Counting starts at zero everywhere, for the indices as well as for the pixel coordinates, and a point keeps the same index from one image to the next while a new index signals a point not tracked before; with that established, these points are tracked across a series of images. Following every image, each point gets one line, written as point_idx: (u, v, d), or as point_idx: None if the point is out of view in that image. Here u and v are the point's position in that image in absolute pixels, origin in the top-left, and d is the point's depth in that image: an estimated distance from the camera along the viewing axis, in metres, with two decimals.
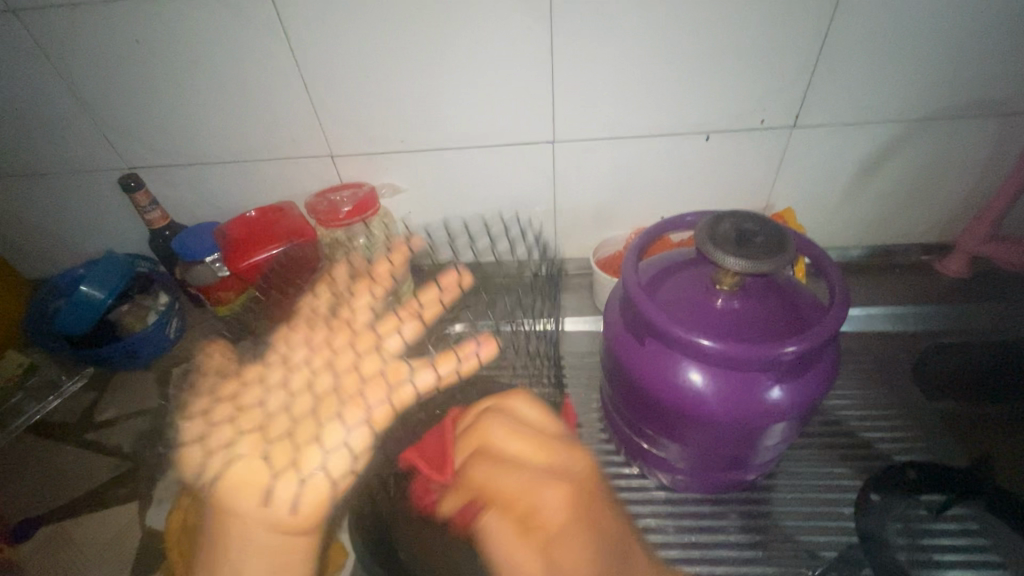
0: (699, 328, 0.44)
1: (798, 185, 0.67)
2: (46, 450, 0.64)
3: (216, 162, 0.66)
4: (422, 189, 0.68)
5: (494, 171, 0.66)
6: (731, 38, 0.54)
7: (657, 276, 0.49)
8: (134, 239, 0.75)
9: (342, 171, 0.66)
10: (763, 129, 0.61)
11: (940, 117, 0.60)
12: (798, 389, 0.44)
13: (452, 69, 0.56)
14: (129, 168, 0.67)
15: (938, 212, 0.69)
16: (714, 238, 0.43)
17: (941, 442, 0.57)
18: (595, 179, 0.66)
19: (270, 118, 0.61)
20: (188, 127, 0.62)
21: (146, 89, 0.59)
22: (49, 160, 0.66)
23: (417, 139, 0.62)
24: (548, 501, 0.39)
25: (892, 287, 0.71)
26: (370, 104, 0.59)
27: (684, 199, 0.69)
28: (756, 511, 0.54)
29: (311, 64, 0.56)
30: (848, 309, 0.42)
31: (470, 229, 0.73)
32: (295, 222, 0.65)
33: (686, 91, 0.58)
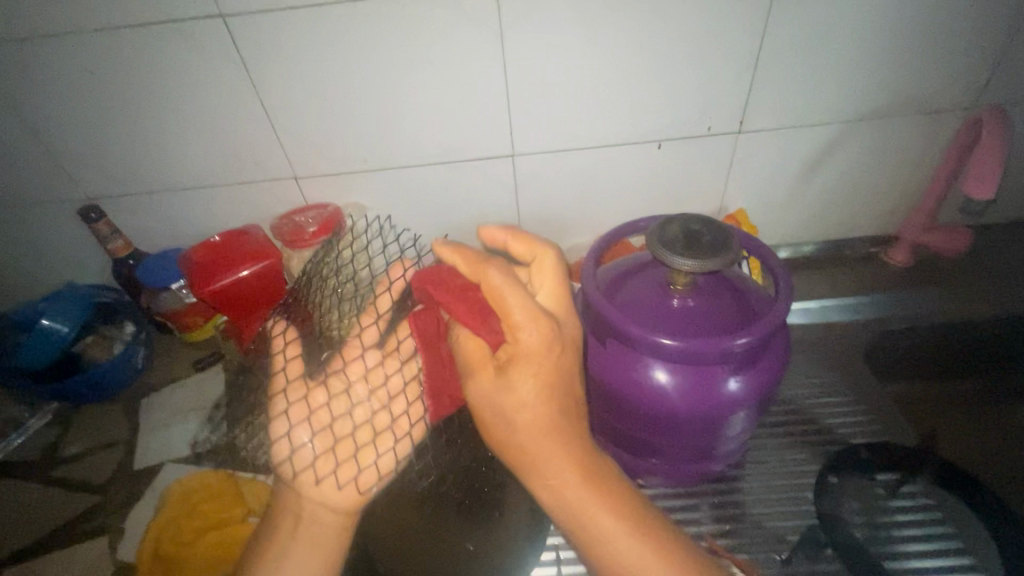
0: (656, 328, 0.46)
1: (749, 188, 0.71)
2: (11, 490, 0.62)
3: (178, 189, 0.66)
4: (388, 207, 0.69)
5: (457, 187, 0.67)
6: (674, 50, 0.57)
7: (615, 279, 0.51)
8: (98, 271, 0.75)
9: (307, 193, 0.67)
10: (711, 135, 0.64)
11: (872, 117, 0.64)
12: (754, 379, 0.46)
13: (407, 90, 0.58)
14: (89, 199, 0.66)
15: (880, 206, 0.74)
16: (664, 242, 0.45)
17: (895, 424, 0.60)
18: (556, 190, 0.69)
19: (233, 143, 0.62)
20: (147, 156, 0.62)
21: (102, 120, 0.59)
22: (3, 194, 0.65)
23: (379, 158, 0.64)
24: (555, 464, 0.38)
25: (843, 279, 0.75)
26: (332, 125, 0.61)
27: (644, 205, 0.71)
28: (726, 502, 0.55)
29: (269, 89, 0.57)
30: (792, 300, 0.45)
31: (438, 243, 0.74)
32: (261, 244, 0.65)
33: (635, 102, 0.61)
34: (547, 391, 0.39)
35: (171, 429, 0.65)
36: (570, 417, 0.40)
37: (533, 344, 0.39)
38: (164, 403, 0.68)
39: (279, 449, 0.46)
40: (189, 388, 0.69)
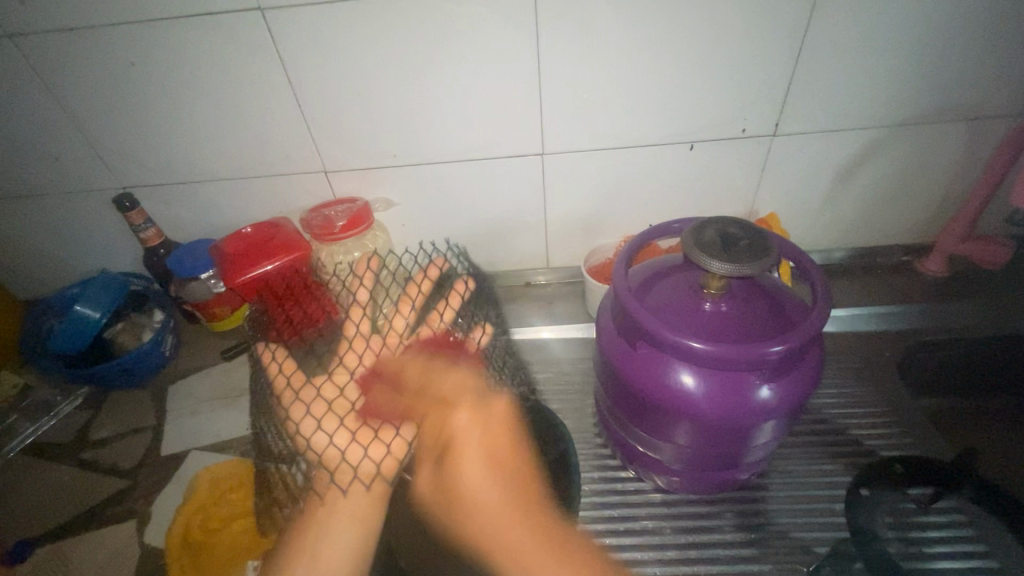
0: (687, 331, 0.45)
1: (781, 192, 0.69)
2: (42, 471, 0.63)
3: (210, 180, 0.67)
4: (416, 203, 0.69)
5: (484, 185, 0.67)
6: (711, 51, 0.56)
7: (647, 281, 0.51)
8: (129, 258, 0.76)
9: (336, 187, 0.67)
10: (744, 137, 0.63)
11: (912, 123, 0.63)
12: (786, 387, 0.45)
13: (439, 86, 0.58)
14: (124, 188, 0.67)
15: (916, 214, 0.72)
16: (699, 244, 0.45)
17: (927, 438, 0.59)
18: (584, 191, 0.68)
19: (265, 136, 0.62)
20: (182, 146, 0.63)
21: (138, 109, 0.60)
22: (43, 181, 0.66)
23: (408, 154, 0.64)
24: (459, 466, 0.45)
25: (873, 288, 0.74)
26: (365, 119, 0.61)
27: (671, 207, 0.71)
28: (751, 510, 0.55)
29: (304, 84, 0.58)
30: (830, 308, 0.44)
31: (463, 241, 0.74)
32: (292, 237, 0.65)
33: (669, 104, 0.60)
34: (500, 480, 0.45)
35: (198, 417, 0.66)
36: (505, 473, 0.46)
37: (468, 487, 0.44)
38: (191, 390, 0.69)
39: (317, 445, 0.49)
40: (215, 377, 0.70)
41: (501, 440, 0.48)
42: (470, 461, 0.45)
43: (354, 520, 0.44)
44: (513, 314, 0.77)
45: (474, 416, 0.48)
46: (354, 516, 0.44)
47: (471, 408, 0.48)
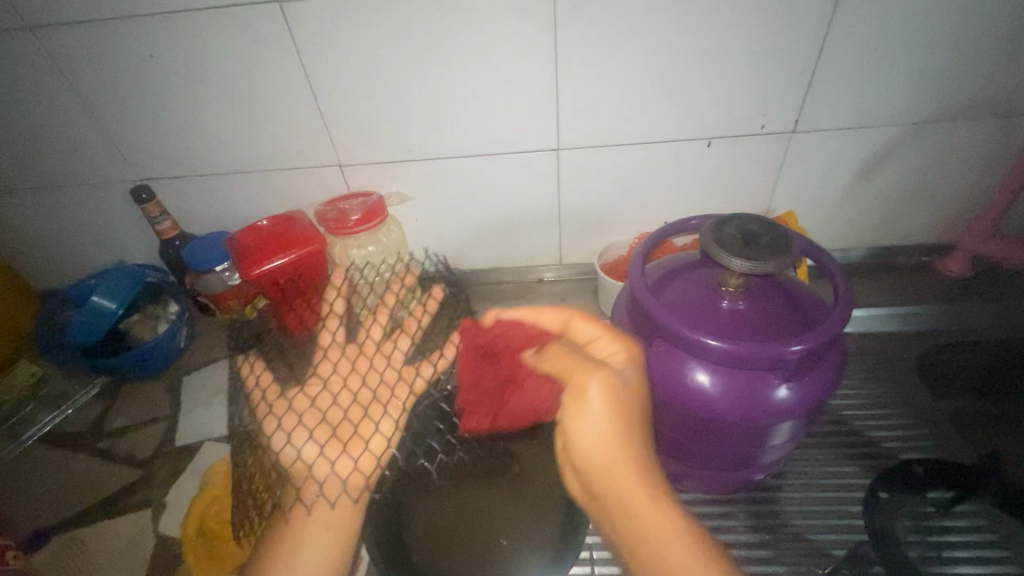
0: (705, 329, 0.44)
1: (799, 190, 0.68)
2: (59, 459, 0.64)
3: (226, 173, 0.67)
4: (429, 198, 0.69)
5: (498, 180, 0.67)
6: (732, 46, 0.55)
7: (663, 278, 0.50)
8: (146, 250, 0.76)
9: (350, 181, 0.67)
10: (763, 134, 0.62)
11: (937, 120, 0.61)
12: (805, 388, 0.44)
13: (455, 80, 0.57)
14: (141, 180, 0.68)
15: (938, 213, 0.70)
16: (719, 241, 0.44)
17: (948, 440, 0.58)
18: (599, 187, 0.68)
19: (281, 129, 0.62)
20: (198, 139, 0.63)
21: (156, 101, 0.60)
22: (61, 173, 0.67)
23: (423, 149, 0.64)
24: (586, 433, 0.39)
25: (892, 288, 0.73)
26: (380, 113, 0.60)
27: (687, 205, 0.70)
28: (766, 511, 0.54)
29: (320, 77, 0.58)
30: (852, 308, 0.43)
31: (476, 236, 0.74)
32: (306, 231, 0.65)
33: (687, 99, 0.59)
34: (621, 438, 0.39)
35: (211, 409, 0.66)
36: (650, 474, 0.39)
37: (592, 437, 0.39)
38: (206, 382, 0.70)
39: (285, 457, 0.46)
40: (229, 369, 0.71)
41: (624, 398, 0.40)
42: (589, 419, 0.39)
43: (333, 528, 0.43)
44: None
45: (575, 396, 0.40)
46: (330, 525, 0.43)
47: (605, 372, 0.40)
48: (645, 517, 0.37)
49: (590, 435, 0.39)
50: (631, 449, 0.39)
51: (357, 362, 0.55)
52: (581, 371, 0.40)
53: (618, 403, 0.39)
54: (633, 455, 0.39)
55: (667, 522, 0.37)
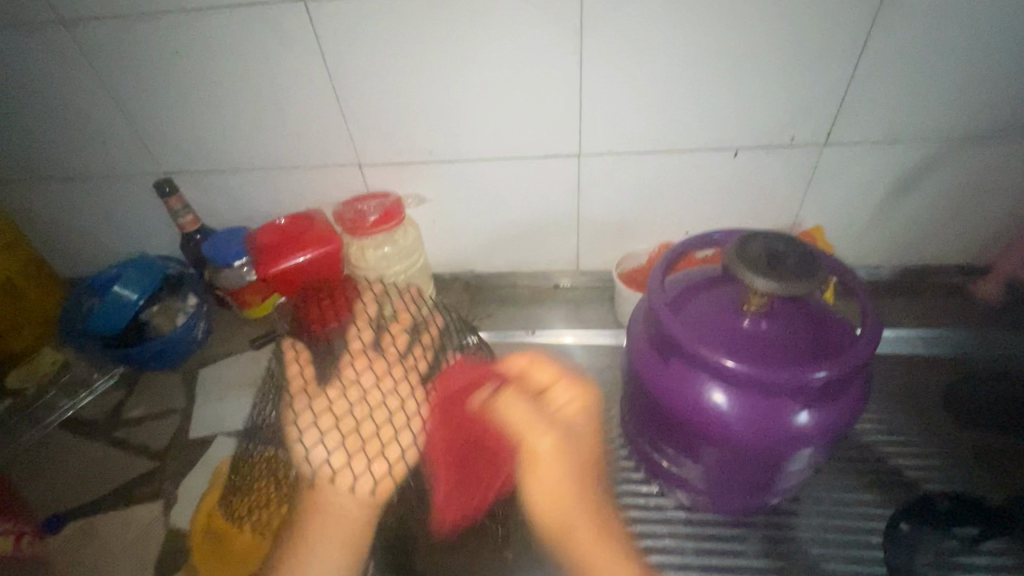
0: (723, 348, 0.43)
1: (827, 206, 0.66)
2: (76, 446, 0.65)
3: (247, 169, 0.67)
4: (447, 200, 0.68)
5: (517, 185, 0.66)
6: (764, 56, 0.53)
7: (683, 292, 0.49)
8: (167, 242, 0.77)
9: (369, 181, 0.67)
10: (793, 146, 0.60)
11: (978, 138, 0.59)
12: (826, 415, 0.43)
13: (478, 84, 0.57)
14: (164, 174, 0.69)
15: (974, 235, 0.68)
16: (743, 258, 0.42)
17: (975, 473, 0.55)
18: (620, 195, 0.66)
19: (303, 128, 0.62)
20: (221, 135, 0.64)
21: (181, 97, 0.61)
22: (88, 164, 0.68)
23: (443, 152, 0.63)
24: (558, 490, 0.44)
25: (920, 310, 0.70)
26: (401, 114, 0.60)
27: (709, 217, 0.68)
28: (780, 537, 0.52)
29: (343, 77, 0.57)
30: (882, 334, 0.41)
31: (493, 240, 0.73)
32: (324, 230, 0.65)
33: (715, 110, 0.58)
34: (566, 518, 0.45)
35: (224, 403, 0.67)
36: (603, 526, 0.45)
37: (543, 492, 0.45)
38: (220, 375, 0.71)
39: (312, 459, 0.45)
40: (243, 363, 0.71)
41: (562, 464, 0.45)
42: (542, 470, 0.45)
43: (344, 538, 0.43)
44: (539, 318, 0.76)
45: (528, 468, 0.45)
46: (342, 535, 0.43)
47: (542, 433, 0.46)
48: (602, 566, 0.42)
49: (548, 491, 0.45)
50: (563, 495, 0.45)
51: (383, 375, 0.51)
52: (535, 434, 0.46)
53: (572, 464, 0.45)
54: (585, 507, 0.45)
55: (609, 556, 0.43)
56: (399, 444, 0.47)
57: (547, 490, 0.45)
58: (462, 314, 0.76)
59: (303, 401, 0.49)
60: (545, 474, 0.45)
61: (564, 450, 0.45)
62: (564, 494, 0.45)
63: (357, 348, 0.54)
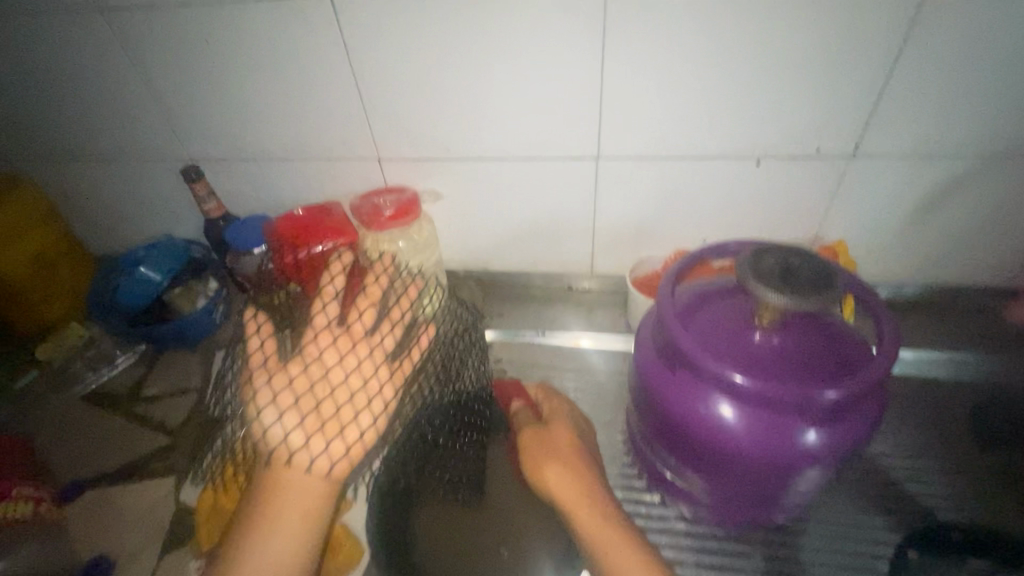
0: (730, 361, 0.42)
1: (852, 220, 0.64)
2: (96, 418, 0.68)
3: (271, 158, 0.69)
4: (464, 197, 0.69)
5: (534, 185, 0.66)
6: (791, 65, 0.52)
7: (694, 302, 0.48)
8: (192, 226, 0.80)
9: (388, 175, 0.68)
10: (819, 157, 0.59)
11: (1016, 157, 0.56)
12: (836, 435, 0.42)
13: (499, 83, 0.57)
14: (192, 160, 0.70)
15: (1007, 258, 0.65)
16: (756, 272, 0.42)
17: (992, 505, 0.53)
18: (637, 200, 0.66)
19: (326, 120, 0.63)
20: (247, 124, 0.65)
21: (210, 85, 0.62)
22: (121, 147, 0.71)
23: (461, 149, 0.63)
24: (552, 477, 0.46)
25: (945, 332, 0.68)
26: (421, 110, 0.61)
27: (728, 225, 0.67)
28: (782, 556, 0.51)
29: (366, 72, 0.58)
30: (897, 355, 0.40)
31: (508, 239, 0.73)
32: (341, 223, 0.66)
33: (739, 118, 0.57)
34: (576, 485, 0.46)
35: None
36: (593, 494, 0.46)
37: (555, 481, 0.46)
38: None
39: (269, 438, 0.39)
40: None
41: (566, 453, 0.49)
42: (558, 456, 0.48)
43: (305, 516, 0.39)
44: (550, 318, 0.75)
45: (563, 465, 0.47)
46: (303, 512, 0.39)
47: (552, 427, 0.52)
48: (599, 537, 0.43)
49: (555, 480, 0.46)
50: (564, 477, 0.46)
51: (349, 351, 0.44)
52: (548, 436, 0.50)
53: (575, 459, 0.48)
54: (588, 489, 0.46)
55: (605, 528, 0.43)
56: (360, 425, 0.41)
57: (561, 483, 0.46)
58: None
59: (262, 375, 0.41)
60: (549, 468, 0.47)
61: (568, 447, 0.49)
62: (574, 476, 0.47)
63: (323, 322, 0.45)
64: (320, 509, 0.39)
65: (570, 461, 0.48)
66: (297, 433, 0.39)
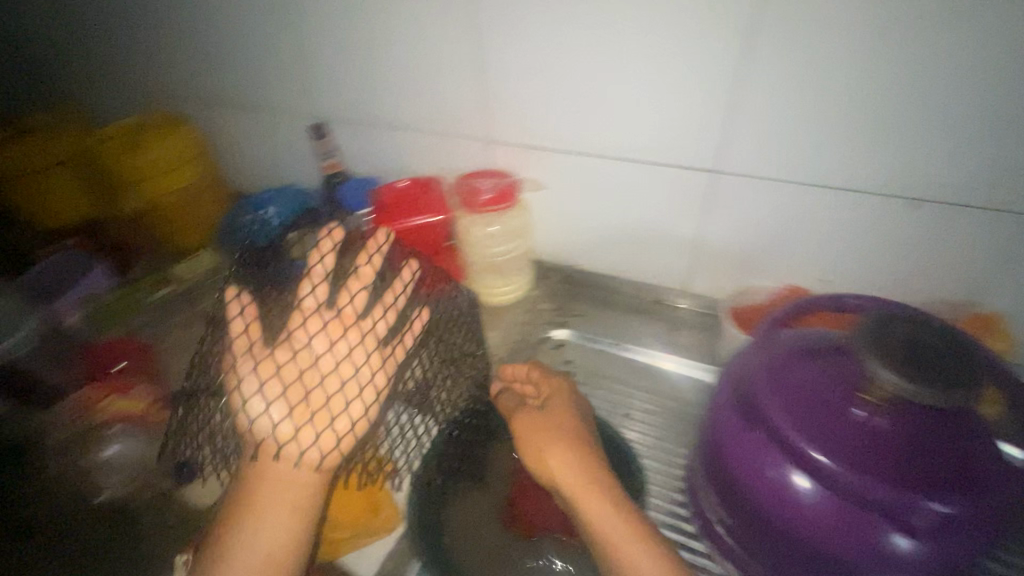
0: (825, 437, 0.38)
1: (1016, 290, 0.54)
2: None
3: (390, 126, 0.71)
4: (565, 192, 0.67)
5: (639, 191, 0.62)
6: (966, 95, 0.45)
7: (794, 358, 0.42)
8: (312, 179, 0.86)
9: (494, 158, 0.67)
10: (985, 208, 0.50)
11: None
12: (940, 549, 0.36)
13: (625, 78, 0.55)
14: (321, 118, 0.75)
15: None
16: (881, 345, 0.36)
17: None
18: (751, 224, 0.60)
19: (446, 96, 0.65)
20: (376, 92, 0.69)
21: (350, 50, 0.66)
22: (264, 99, 0.77)
23: (571, 142, 0.61)
24: (556, 455, 0.48)
25: None
26: (539, 97, 0.60)
27: (853, 270, 0.59)
28: None
29: (495, 53, 0.59)
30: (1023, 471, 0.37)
31: (600, 242, 0.70)
32: (441, 199, 0.68)
33: (890, 148, 0.50)
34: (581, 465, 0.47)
35: None
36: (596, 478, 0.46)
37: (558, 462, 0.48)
38: None
39: (257, 428, 0.42)
40: None
41: (573, 431, 0.50)
42: (564, 437, 0.49)
43: (295, 506, 0.43)
44: (630, 330, 0.72)
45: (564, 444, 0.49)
46: (292, 503, 0.43)
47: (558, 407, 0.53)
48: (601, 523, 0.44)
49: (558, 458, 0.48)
50: (567, 456, 0.48)
51: (338, 338, 0.47)
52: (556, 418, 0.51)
53: (579, 440, 0.49)
54: (591, 474, 0.47)
55: (608, 510, 0.44)
56: (349, 415, 0.44)
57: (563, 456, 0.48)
58: (551, 308, 0.75)
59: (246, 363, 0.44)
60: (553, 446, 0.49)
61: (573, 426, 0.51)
62: (578, 455, 0.48)
63: (311, 306, 0.49)
64: (311, 496, 0.43)
65: (573, 443, 0.49)
66: (286, 421, 0.43)
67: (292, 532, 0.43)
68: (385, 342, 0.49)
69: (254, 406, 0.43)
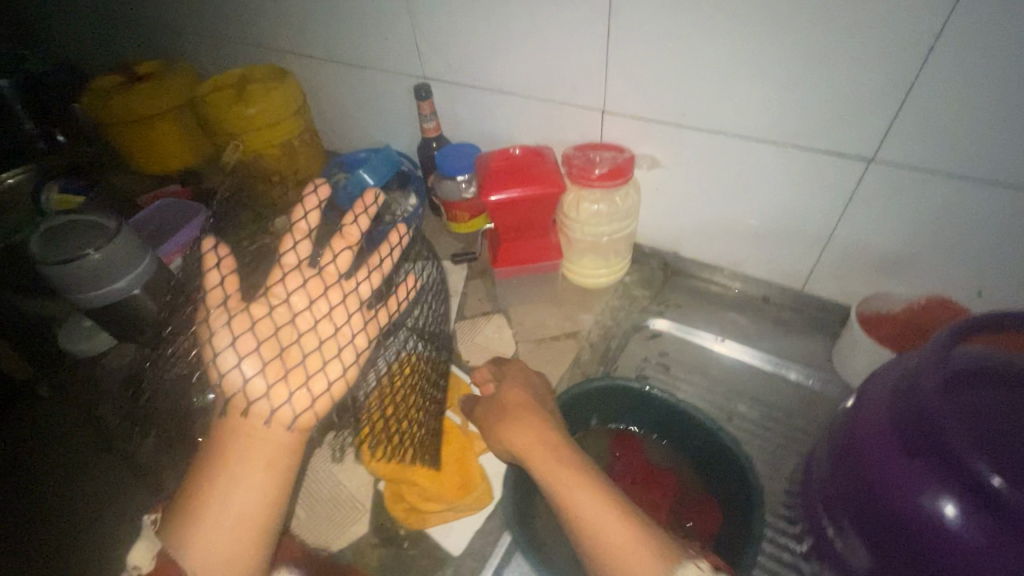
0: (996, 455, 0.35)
1: None
2: None
3: (496, 91, 0.68)
4: (682, 172, 0.62)
5: (770, 177, 0.57)
6: None
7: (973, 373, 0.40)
8: (406, 141, 0.84)
9: (607, 130, 0.63)
10: None
11: None
12: None
13: (776, 52, 0.49)
14: (424, 79, 0.73)
15: None
16: None
17: None
18: (898, 224, 0.54)
19: (564, 62, 0.60)
20: (485, 53, 0.65)
21: (464, 9, 0.62)
22: (366, 56, 0.75)
23: (699, 120, 0.57)
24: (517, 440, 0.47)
25: None
26: (669, 67, 0.55)
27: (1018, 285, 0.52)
28: None
29: (626, 17, 0.54)
30: None
31: (713, 228, 0.65)
32: (550, 171, 0.64)
33: None
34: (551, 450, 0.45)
35: None
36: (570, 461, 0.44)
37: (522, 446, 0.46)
38: None
39: (230, 381, 0.40)
40: None
41: (529, 416, 0.48)
42: (523, 422, 0.48)
43: (268, 461, 0.40)
44: (733, 325, 0.67)
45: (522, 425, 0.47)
46: (269, 459, 0.40)
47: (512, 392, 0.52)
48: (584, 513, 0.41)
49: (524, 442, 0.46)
50: (529, 439, 0.46)
51: (318, 296, 0.44)
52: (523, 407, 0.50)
53: (540, 426, 0.47)
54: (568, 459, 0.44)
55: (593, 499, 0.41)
56: (326, 375, 0.42)
57: (527, 439, 0.46)
58: (647, 293, 0.71)
59: (221, 315, 0.41)
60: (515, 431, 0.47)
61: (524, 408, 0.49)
62: (546, 438, 0.46)
63: (293, 261, 0.46)
64: (284, 454, 0.41)
65: (539, 429, 0.47)
66: (267, 373, 0.40)
67: (264, 488, 0.40)
68: (371, 303, 0.47)
69: (228, 358, 0.40)
